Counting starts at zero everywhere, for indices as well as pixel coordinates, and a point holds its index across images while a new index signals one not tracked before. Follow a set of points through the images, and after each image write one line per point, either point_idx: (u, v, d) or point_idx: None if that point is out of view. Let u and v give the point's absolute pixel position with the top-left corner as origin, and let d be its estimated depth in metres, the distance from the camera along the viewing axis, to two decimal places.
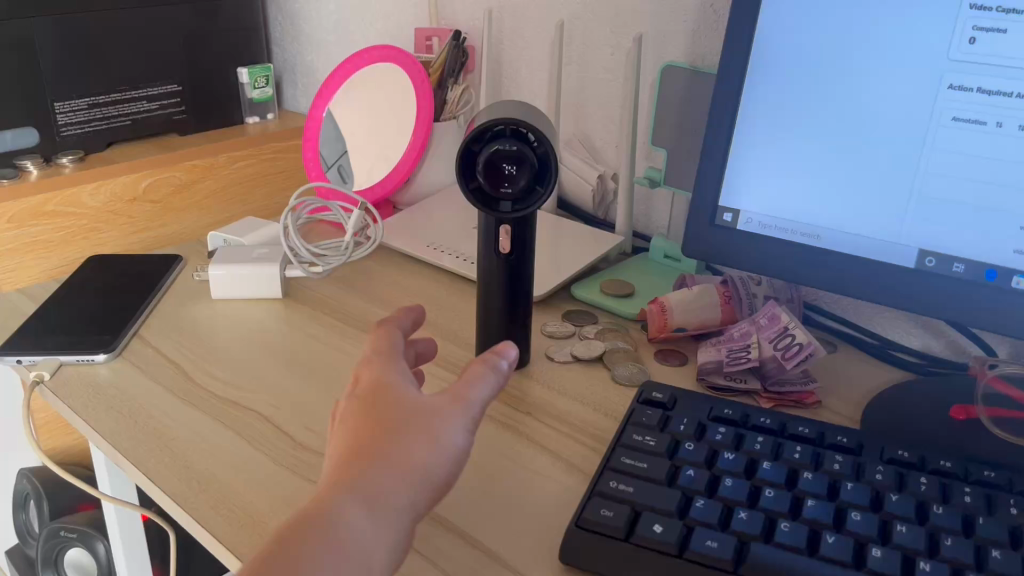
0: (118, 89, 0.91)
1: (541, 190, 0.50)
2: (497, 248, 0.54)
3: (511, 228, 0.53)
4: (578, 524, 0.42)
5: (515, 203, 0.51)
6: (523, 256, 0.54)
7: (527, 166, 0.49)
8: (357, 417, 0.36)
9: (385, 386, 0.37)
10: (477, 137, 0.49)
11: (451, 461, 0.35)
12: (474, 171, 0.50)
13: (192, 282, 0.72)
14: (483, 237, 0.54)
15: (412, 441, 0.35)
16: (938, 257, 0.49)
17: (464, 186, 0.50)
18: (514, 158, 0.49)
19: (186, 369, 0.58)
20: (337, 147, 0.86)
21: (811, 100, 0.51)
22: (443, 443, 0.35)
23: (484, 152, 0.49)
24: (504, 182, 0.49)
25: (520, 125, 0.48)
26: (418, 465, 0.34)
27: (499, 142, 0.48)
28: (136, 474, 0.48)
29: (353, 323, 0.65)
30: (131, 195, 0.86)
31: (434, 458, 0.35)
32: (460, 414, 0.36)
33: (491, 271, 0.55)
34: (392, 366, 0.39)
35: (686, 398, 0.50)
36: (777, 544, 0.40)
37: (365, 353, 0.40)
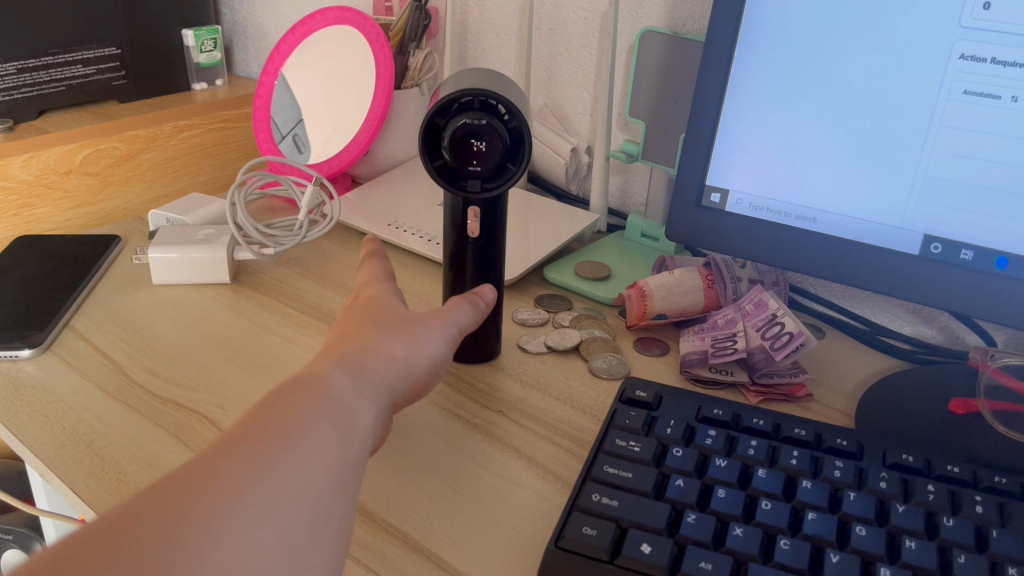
0: (49, 52, 0.83)
1: (513, 169, 0.45)
2: (466, 232, 0.49)
3: (480, 208, 0.48)
4: (557, 545, 0.38)
5: (484, 181, 0.46)
6: (494, 240, 0.49)
7: (499, 142, 0.44)
8: (352, 315, 0.41)
9: (380, 298, 0.43)
10: (442, 109, 0.44)
11: (428, 363, 0.40)
12: (439, 147, 0.45)
13: (130, 266, 0.66)
14: (452, 218, 0.49)
15: (402, 336, 0.39)
16: (945, 243, 0.46)
17: (428, 165, 0.45)
18: (484, 133, 0.44)
19: (122, 364, 0.53)
20: (291, 114, 0.80)
21: (807, 70, 0.47)
22: (424, 344, 0.40)
23: (449, 126, 0.44)
24: (472, 160, 0.44)
25: (490, 96, 0.43)
26: (404, 356, 0.38)
27: (467, 116, 0.43)
28: (62, 488, 0.43)
29: (308, 312, 0.60)
30: (67, 168, 0.80)
31: (417, 355, 0.39)
32: (441, 327, 0.42)
33: (459, 255, 0.50)
34: (385, 286, 0.44)
35: (672, 395, 0.46)
36: (776, 565, 0.36)
37: (364, 276, 0.45)
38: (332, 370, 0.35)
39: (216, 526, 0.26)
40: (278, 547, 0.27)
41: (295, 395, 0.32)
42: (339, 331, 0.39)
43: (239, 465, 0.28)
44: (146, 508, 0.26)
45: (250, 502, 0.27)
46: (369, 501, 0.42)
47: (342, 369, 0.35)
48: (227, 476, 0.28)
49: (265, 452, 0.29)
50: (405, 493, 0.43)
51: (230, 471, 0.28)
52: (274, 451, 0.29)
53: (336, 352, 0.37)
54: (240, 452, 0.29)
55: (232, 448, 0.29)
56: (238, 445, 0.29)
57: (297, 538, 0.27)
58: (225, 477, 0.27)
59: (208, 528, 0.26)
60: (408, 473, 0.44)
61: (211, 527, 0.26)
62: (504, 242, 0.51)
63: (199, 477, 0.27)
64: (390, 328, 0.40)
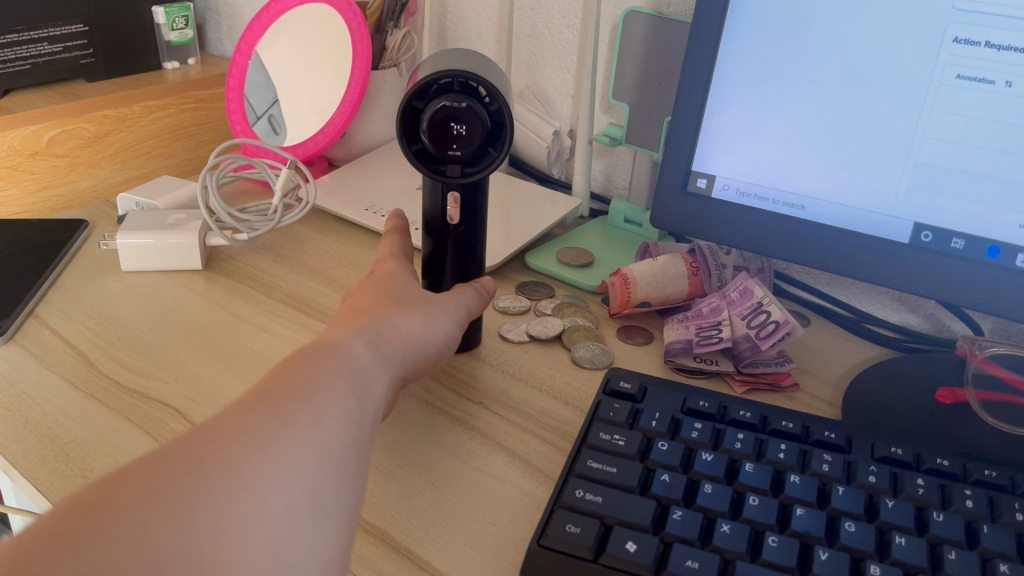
0: (14, 30, 0.81)
1: (495, 153, 0.44)
2: (445, 218, 0.47)
3: (460, 194, 0.46)
4: (539, 543, 0.36)
5: (464, 166, 0.44)
6: (474, 227, 0.48)
7: (479, 126, 0.42)
8: (370, 287, 0.44)
9: (395, 273, 0.45)
10: (420, 92, 0.42)
11: (439, 340, 0.42)
12: (417, 132, 0.43)
13: (98, 252, 0.64)
14: (430, 205, 0.47)
15: (415, 313, 0.42)
16: (936, 232, 0.45)
17: (405, 150, 0.43)
18: (465, 117, 0.42)
19: (89, 355, 0.51)
20: (267, 95, 0.77)
21: (797, 52, 0.46)
22: (437, 321, 0.42)
23: (427, 110, 0.42)
24: (452, 145, 0.43)
25: (470, 78, 0.41)
26: (418, 330, 0.41)
27: (446, 98, 0.42)
28: (25, 486, 0.41)
29: (283, 300, 0.58)
30: (33, 149, 0.77)
31: (431, 329, 0.42)
32: (451, 307, 0.44)
33: (439, 243, 0.48)
34: (400, 264, 0.47)
35: (657, 387, 0.45)
36: (764, 563, 0.35)
37: (380, 254, 0.48)
38: (353, 336, 0.37)
39: (244, 471, 0.28)
40: (294, 501, 0.28)
41: (316, 357, 0.35)
42: (359, 301, 0.42)
43: (265, 419, 0.30)
44: (178, 454, 0.28)
45: (275, 452, 0.29)
46: None
47: (362, 337, 0.38)
48: (254, 427, 0.30)
49: (289, 409, 0.31)
50: (382, 489, 0.41)
51: (258, 423, 0.30)
52: (297, 407, 0.31)
53: (355, 320, 0.39)
54: (265, 407, 0.31)
55: (255, 405, 0.31)
56: (264, 401, 0.31)
57: (318, 493, 0.29)
58: (251, 428, 0.30)
59: (237, 472, 0.28)
60: (386, 467, 0.43)
61: (240, 472, 0.28)
62: (486, 228, 0.49)
63: (227, 428, 0.29)
64: (405, 303, 0.42)
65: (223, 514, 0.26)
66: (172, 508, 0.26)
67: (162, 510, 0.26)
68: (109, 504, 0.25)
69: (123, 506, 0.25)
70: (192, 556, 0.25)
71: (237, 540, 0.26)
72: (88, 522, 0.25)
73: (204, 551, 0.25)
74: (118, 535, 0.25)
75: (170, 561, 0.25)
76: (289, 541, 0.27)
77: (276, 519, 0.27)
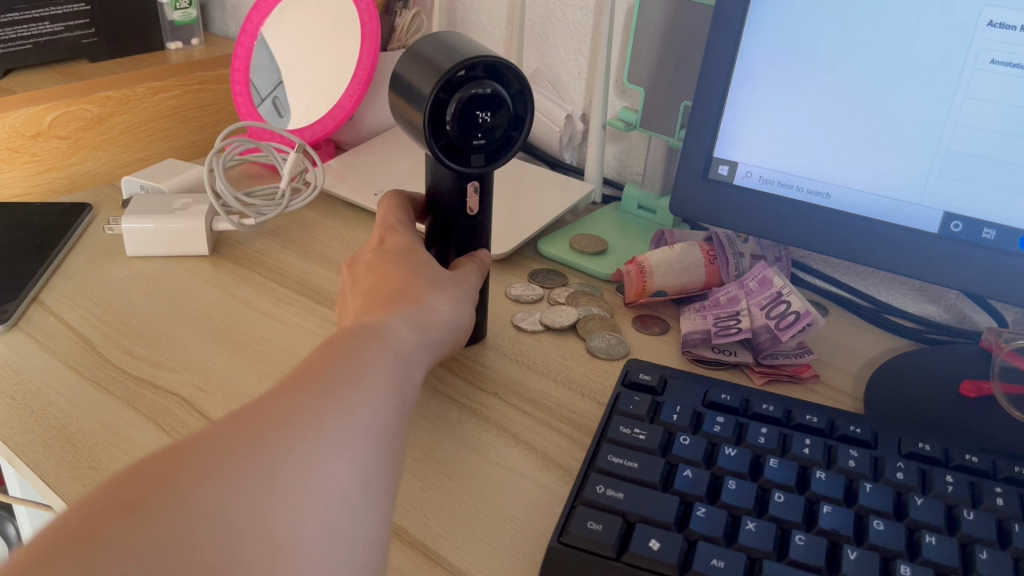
0: (15, 9, 0.79)
1: (517, 135, 0.42)
2: (465, 210, 0.46)
3: (478, 183, 0.45)
4: (560, 540, 0.36)
5: (487, 155, 0.42)
6: (485, 214, 0.47)
7: (502, 112, 0.41)
8: (390, 261, 0.43)
9: (415, 246, 0.45)
10: (444, 84, 0.39)
11: (462, 322, 0.42)
12: (442, 125, 0.40)
13: (102, 236, 0.62)
14: (447, 193, 0.45)
15: (440, 294, 0.41)
16: (966, 222, 0.44)
17: (432, 146, 0.40)
18: (492, 101, 0.40)
19: (95, 342, 0.50)
20: (271, 76, 0.75)
21: (825, 37, 0.44)
22: (462, 302, 0.42)
23: (456, 101, 0.39)
24: (478, 134, 0.41)
25: (494, 61, 0.40)
26: (448, 311, 0.41)
27: (474, 86, 0.40)
28: (31, 476, 0.40)
29: (293, 288, 0.57)
30: (34, 130, 0.76)
31: (457, 311, 0.41)
32: (471, 289, 0.44)
33: (452, 231, 0.47)
34: (408, 233, 0.46)
35: (677, 379, 0.44)
36: (791, 562, 0.34)
37: (386, 223, 0.47)
38: (391, 319, 0.37)
39: (303, 447, 0.28)
40: (345, 485, 0.28)
41: (365, 342, 0.34)
42: (382, 278, 0.41)
43: (321, 397, 0.30)
44: (240, 432, 0.28)
45: (329, 434, 0.29)
46: None
47: (398, 320, 0.37)
48: (309, 404, 0.29)
49: (341, 387, 0.31)
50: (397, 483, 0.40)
51: (313, 400, 0.30)
52: (349, 388, 0.31)
53: (390, 302, 0.39)
54: (315, 386, 0.30)
55: (306, 386, 0.30)
56: (316, 380, 0.31)
57: (369, 476, 0.29)
58: (308, 405, 0.29)
59: (298, 446, 0.28)
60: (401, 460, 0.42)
61: (300, 446, 0.28)
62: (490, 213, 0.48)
63: (283, 407, 0.29)
64: (434, 284, 0.41)
65: (282, 491, 0.26)
66: (235, 483, 0.26)
67: (228, 482, 0.26)
68: (180, 473, 0.25)
69: (187, 479, 0.25)
70: (252, 535, 0.25)
71: (294, 520, 0.26)
72: (158, 492, 0.25)
73: (265, 529, 0.25)
74: (187, 509, 0.25)
75: (233, 539, 0.25)
76: (340, 525, 0.27)
77: (330, 506, 0.27)
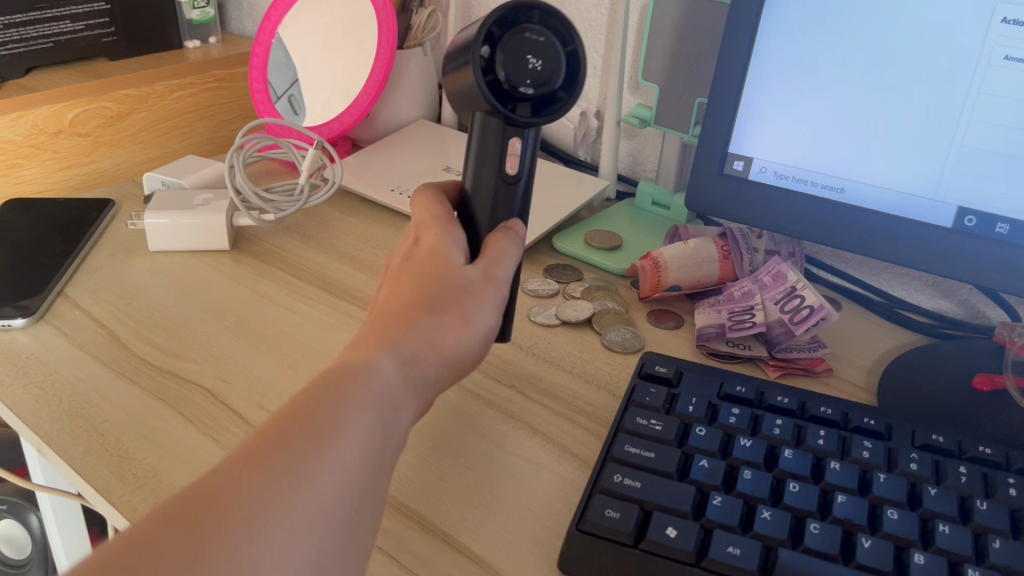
0: (37, 8, 0.80)
1: (566, 96, 0.40)
2: (503, 167, 0.42)
3: (522, 144, 0.41)
4: (578, 528, 0.36)
5: (533, 109, 0.40)
6: (526, 184, 0.43)
7: (554, 65, 0.39)
8: (412, 275, 0.38)
9: (440, 251, 0.39)
10: (500, 19, 0.38)
11: (484, 339, 0.37)
12: (490, 61, 0.38)
13: (125, 231, 0.63)
14: (486, 146, 0.41)
15: (453, 319, 0.36)
16: (980, 216, 0.44)
17: (478, 78, 0.38)
18: (545, 49, 0.38)
19: (120, 335, 0.51)
20: (287, 74, 0.77)
21: (841, 33, 0.45)
22: (478, 320, 0.37)
23: (507, 37, 0.38)
24: (526, 81, 0.39)
25: (555, 13, 0.39)
26: (460, 339, 0.35)
27: (528, 31, 0.38)
28: (60, 464, 0.41)
29: (311, 282, 0.58)
30: (56, 128, 0.77)
31: (472, 337, 0.36)
32: (494, 295, 0.38)
33: (487, 200, 0.42)
34: (446, 228, 0.41)
35: (692, 371, 0.45)
36: (806, 550, 0.35)
37: (422, 217, 0.42)
38: (383, 357, 0.32)
39: (244, 549, 0.24)
40: None
41: (343, 385, 0.30)
42: (396, 299, 0.37)
43: (274, 483, 0.26)
44: (171, 533, 0.24)
45: (279, 524, 0.25)
46: None
47: (391, 357, 0.32)
48: (259, 493, 0.26)
49: (299, 464, 0.27)
50: (417, 472, 0.41)
51: (262, 490, 0.26)
52: (307, 462, 0.27)
53: (385, 333, 0.34)
54: (269, 465, 0.27)
55: (256, 462, 0.27)
56: (269, 457, 0.27)
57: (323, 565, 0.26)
58: (256, 492, 0.26)
59: (238, 556, 0.24)
60: (422, 450, 0.43)
61: (236, 554, 0.24)
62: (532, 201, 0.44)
63: (226, 494, 0.25)
64: (443, 304, 0.36)
65: None
66: None
67: None
68: None
69: None
70: None
71: None
72: None
73: None
74: None
75: None
76: None
77: None
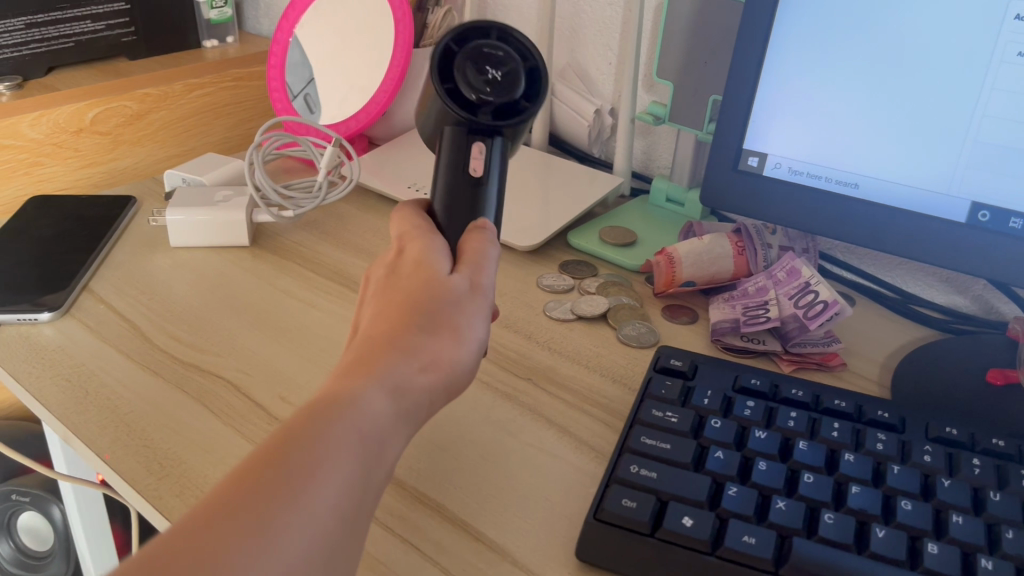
0: (58, 8, 0.82)
1: (527, 107, 0.41)
2: (467, 169, 0.41)
3: (484, 147, 0.41)
4: (595, 517, 0.37)
5: (495, 117, 0.40)
6: (493, 193, 0.42)
7: (514, 76, 0.40)
8: (396, 289, 0.36)
9: (426, 262, 0.37)
10: (458, 35, 0.40)
11: (473, 355, 0.35)
12: (449, 71, 0.40)
13: (147, 228, 0.65)
14: (449, 151, 0.42)
15: (441, 337, 0.34)
16: (993, 211, 0.44)
17: (437, 84, 0.40)
18: (504, 59, 0.40)
19: (144, 328, 0.52)
20: (303, 74, 0.78)
21: (856, 30, 0.45)
22: (467, 335, 0.35)
23: (465, 51, 0.40)
24: (485, 89, 0.40)
25: (510, 31, 0.41)
26: (448, 358, 0.34)
27: (484, 44, 0.40)
28: (87, 454, 0.42)
29: (330, 277, 0.59)
30: (77, 126, 0.78)
31: (461, 356, 0.34)
32: (483, 309, 0.36)
33: (455, 202, 0.42)
34: (430, 238, 0.39)
35: (708, 365, 0.45)
36: (821, 539, 0.35)
37: (404, 229, 0.40)
38: (364, 388, 0.31)
39: None
40: None
41: (319, 427, 0.29)
42: (382, 322, 0.34)
43: (238, 542, 0.25)
44: None
45: None
46: (403, 471, 0.41)
47: (373, 388, 0.31)
48: (219, 557, 0.24)
49: (270, 514, 0.26)
50: (436, 464, 0.42)
51: (229, 543, 0.25)
52: (278, 514, 0.26)
53: (362, 358, 0.32)
54: (231, 528, 0.25)
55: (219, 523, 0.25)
56: (241, 505, 0.26)
57: None
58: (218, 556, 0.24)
59: None
60: (440, 441, 0.43)
61: None
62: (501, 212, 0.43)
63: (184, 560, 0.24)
64: (428, 320, 0.34)
65: None
66: None
67: None
68: None
69: None
70: None
71: None
72: None
73: None
74: None
75: None
76: None
77: None
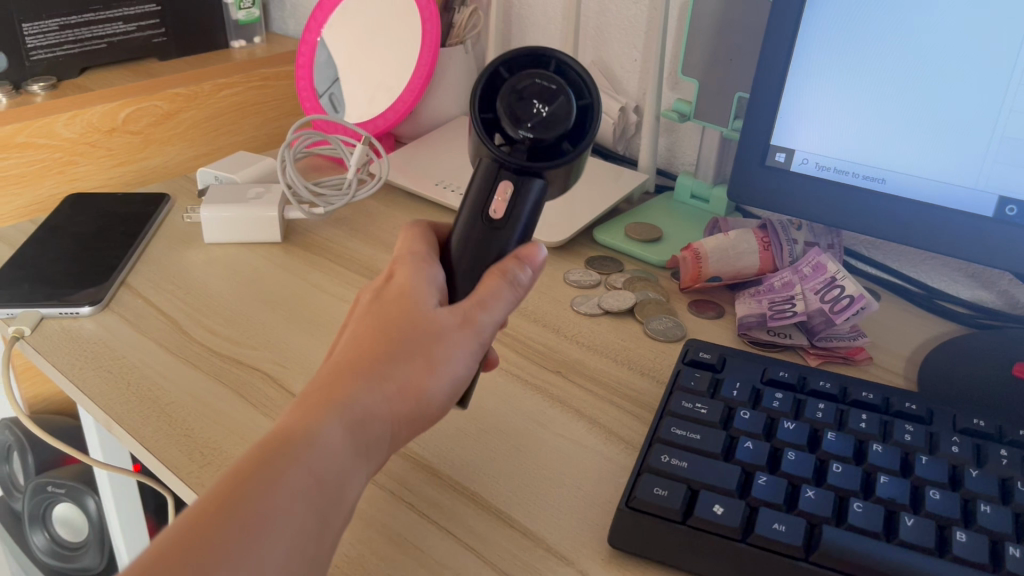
0: (91, 10, 0.83)
1: (568, 147, 0.40)
2: (489, 211, 0.40)
3: (512, 185, 0.40)
4: (628, 504, 0.38)
5: (529, 155, 0.40)
6: (515, 238, 0.40)
7: (562, 113, 0.40)
8: (377, 317, 0.36)
9: (412, 289, 0.37)
10: (511, 62, 0.41)
11: (449, 386, 0.36)
12: (494, 102, 0.41)
13: (181, 224, 0.66)
14: (478, 187, 0.41)
15: (415, 368, 0.34)
16: (1020, 205, 0.45)
17: (476, 113, 0.40)
18: (550, 94, 0.40)
19: (181, 322, 0.53)
20: (328, 73, 0.79)
21: (883, 27, 0.45)
22: (444, 368, 0.35)
23: (514, 80, 0.40)
24: (525, 123, 0.40)
25: (570, 65, 0.40)
26: (419, 389, 0.34)
27: (536, 77, 0.40)
28: (130, 443, 0.43)
29: (361, 272, 0.60)
30: (109, 126, 0.79)
31: (433, 387, 0.35)
32: (470, 342, 0.36)
33: (469, 241, 0.40)
34: (420, 263, 0.39)
35: (736, 357, 0.46)
36: (850, 527, 0.36)
37: (399, 252, 0.40)
38: (328, 423, 0.32)
39: None
40: None
41: (278, 467, 0.30)
42: (354, 352, 0.35)
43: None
44: None
45: None
46: (437, 461, 0.42)
47: (336, 423, 0.32)
48: None
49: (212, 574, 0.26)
50: (468, 454, 0.43)
51: None
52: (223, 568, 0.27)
53: (334, 390, 0.33)
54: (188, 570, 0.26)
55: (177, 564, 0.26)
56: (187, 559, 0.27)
57: None
58: None
59: None
60: (472, 432, 0.44)
61: None
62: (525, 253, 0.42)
63: None
64: (403, 353, 0.35)
65: None
66: None
67: None
68: None
69: None
70: None
71: None
72: None
73: None
74: None
75: None
76: None
77: None
